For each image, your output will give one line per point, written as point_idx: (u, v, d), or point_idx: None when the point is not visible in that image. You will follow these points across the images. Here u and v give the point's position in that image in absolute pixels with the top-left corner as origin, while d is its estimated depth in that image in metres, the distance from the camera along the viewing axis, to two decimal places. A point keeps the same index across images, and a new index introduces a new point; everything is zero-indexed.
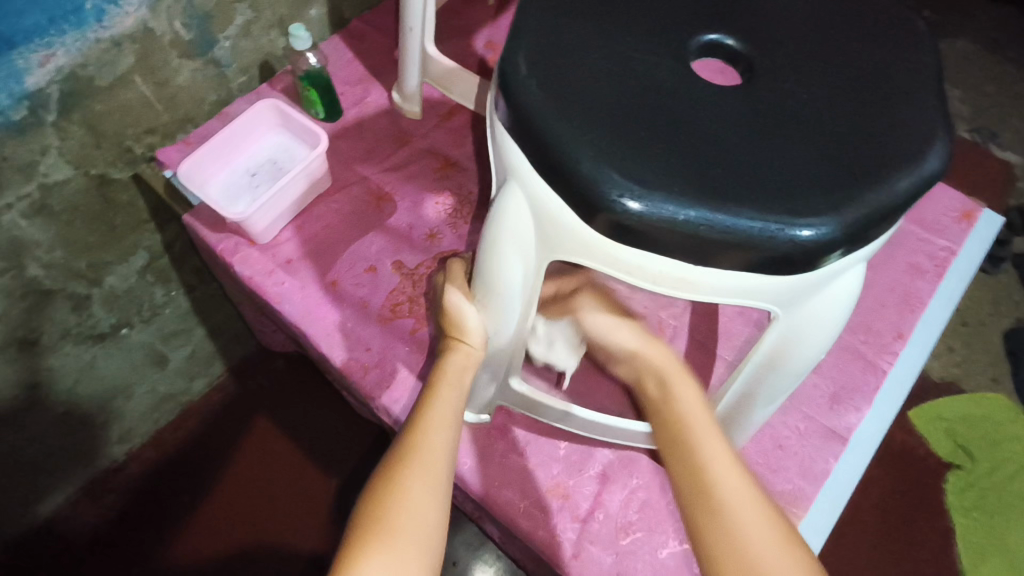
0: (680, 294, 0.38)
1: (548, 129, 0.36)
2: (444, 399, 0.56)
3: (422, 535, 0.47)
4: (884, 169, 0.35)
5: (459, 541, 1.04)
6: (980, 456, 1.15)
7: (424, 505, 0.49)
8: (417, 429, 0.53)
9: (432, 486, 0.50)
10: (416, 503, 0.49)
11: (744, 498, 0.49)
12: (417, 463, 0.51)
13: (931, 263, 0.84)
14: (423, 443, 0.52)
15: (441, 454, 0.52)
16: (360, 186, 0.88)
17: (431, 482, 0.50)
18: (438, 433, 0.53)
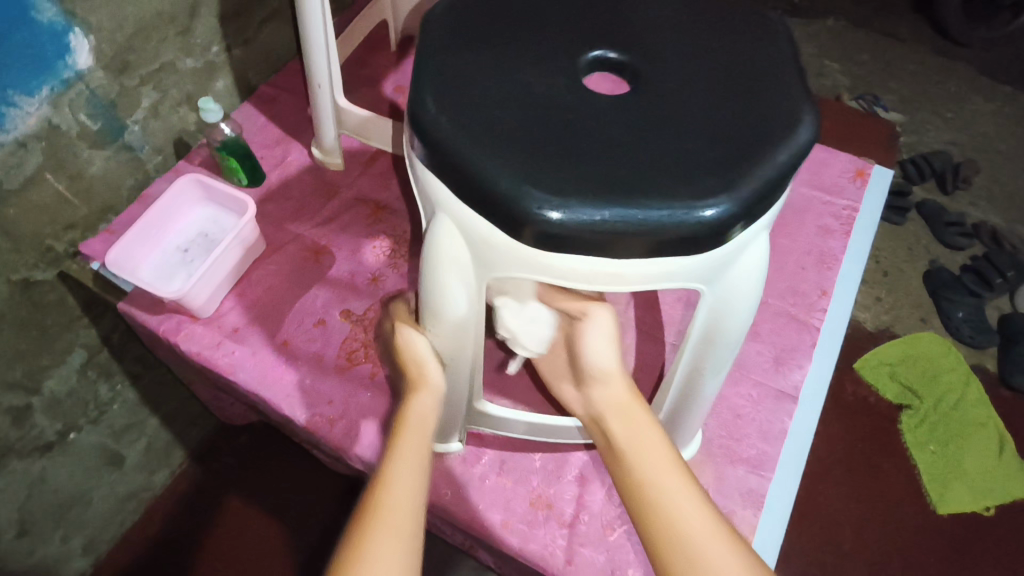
0: (611, 288, 0.41)
1: (465, 160, 0.39)
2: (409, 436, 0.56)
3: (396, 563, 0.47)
4: (764, 146, 0.40)
5: None
6: (924, 392, 1.23)
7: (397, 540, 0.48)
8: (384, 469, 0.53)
9: (404, 519, 0.49)
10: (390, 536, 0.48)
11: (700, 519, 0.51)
12: (387, 498, 0.50)
13: (838, 223, 0.91)
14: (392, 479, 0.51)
15: (411, 488, 0.51)
16: (297, 244, 0.89)
17: (404, 517, 0.49)
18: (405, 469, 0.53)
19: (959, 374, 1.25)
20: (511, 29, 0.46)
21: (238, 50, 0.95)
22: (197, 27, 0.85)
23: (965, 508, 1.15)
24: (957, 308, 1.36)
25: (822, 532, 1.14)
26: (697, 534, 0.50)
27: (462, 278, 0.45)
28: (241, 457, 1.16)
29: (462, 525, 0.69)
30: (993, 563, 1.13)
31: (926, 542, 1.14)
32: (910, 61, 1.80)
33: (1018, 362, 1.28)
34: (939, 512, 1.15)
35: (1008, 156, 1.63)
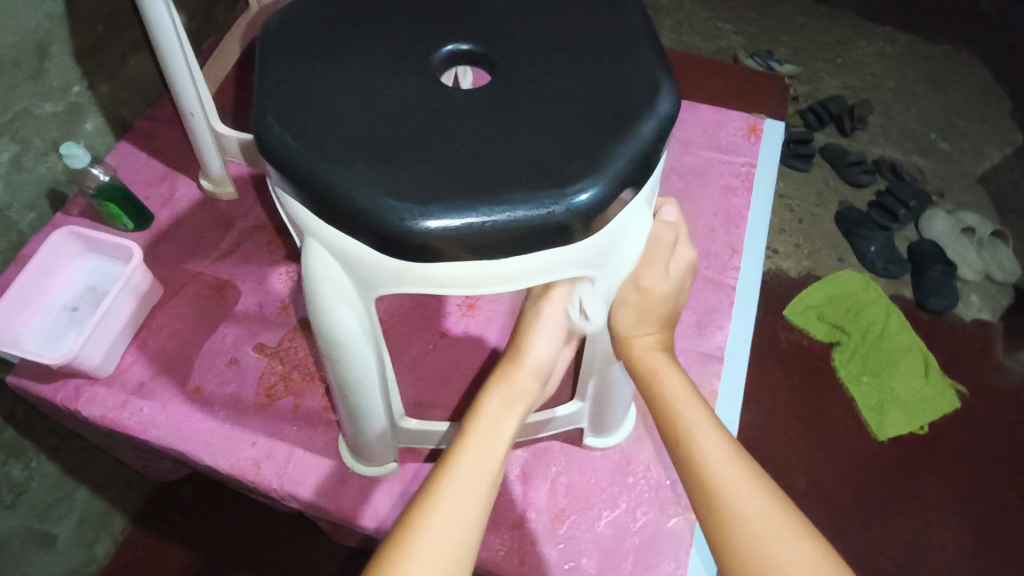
0: (494, 288, 0.40)
1: (320, 179, 0.37)
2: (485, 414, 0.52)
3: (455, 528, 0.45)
4: (626, 121, 0.39)
5: None
6: (851, 328, 1.29)
7: (450, 546, 0.45)
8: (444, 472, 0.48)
9: (457, 533, 0.45)
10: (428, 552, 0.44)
11: (733, 470, 0.47)
12: (441, 505, 0.46)
13: (740, 180, 0.94)
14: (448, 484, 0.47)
15: (471, 498, 0.47)
16: (196, 282, 0.84)
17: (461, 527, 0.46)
18: (466, 479, 0.48)
19: (879, 305, 1.31)
20: (359, 36, 0.44)
21: (104, 86, 0.88)
22: (49, 69, 0.79)
23: (902, 431, 1.21)
24: (869, 243, 1.42)
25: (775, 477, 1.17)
26: (729, 485, 0.46)
27: (347, 301, 0.43)
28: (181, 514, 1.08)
29: None
30: (936, 479, 1.18)
31: (871, 470, 1.19)
32: (797, 13, 1.86)
33: (929, 286, 1.36)
34: (879, 438, 1.21)
35: (896, 93, 1.72)
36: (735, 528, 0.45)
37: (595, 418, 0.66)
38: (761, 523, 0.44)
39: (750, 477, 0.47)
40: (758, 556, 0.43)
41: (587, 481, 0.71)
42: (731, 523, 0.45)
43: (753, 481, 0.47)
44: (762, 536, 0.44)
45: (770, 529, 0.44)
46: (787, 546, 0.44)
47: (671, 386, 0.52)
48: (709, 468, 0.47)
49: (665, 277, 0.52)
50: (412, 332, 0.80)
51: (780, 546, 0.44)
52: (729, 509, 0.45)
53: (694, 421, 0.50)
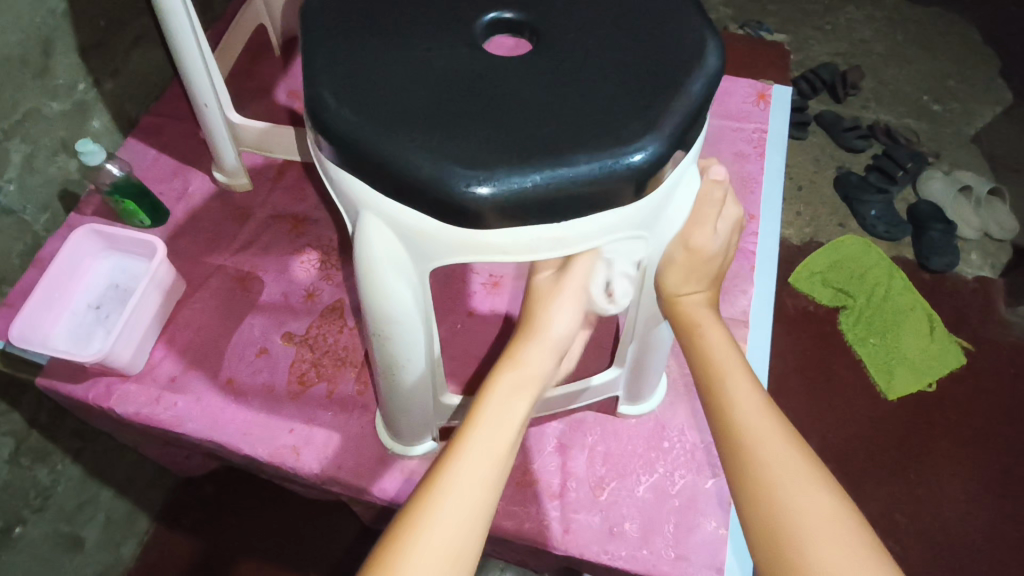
0: (548, 253, 0.40)
1: (378, 151, 0.37)
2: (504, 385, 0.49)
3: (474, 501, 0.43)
4: (677, 79, 0.39)
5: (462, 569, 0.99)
6: (856, 291, 1.30)
7: (467, 520, 0.42)
8: (462, 443, 0.46)
9: (477, 505, 0.43)
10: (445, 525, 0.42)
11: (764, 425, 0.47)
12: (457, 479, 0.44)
13: (751, 147, 0.94)
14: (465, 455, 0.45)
15: (486, 473, 0.44)
16: (218, 275, 0.84)
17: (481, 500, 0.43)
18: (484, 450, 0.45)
19: (883, 266, 1.32)
20: (399, 10, 0.44)
21: (109, 83, 0.87)
22: (56, 66, 0.78)
23: (909, 390, 1.24)
24: (869, 208, 1.43)
25: None
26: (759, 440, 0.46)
27: (402, 275, 0.43)
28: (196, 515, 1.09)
29: None
30: (948, 433, 1.21)
31: (886, 427, 1.21)
32: None
33: (931, 245, 1.38)
34: (890, 398, 1.23)
35: (888, 56, 1.72)
36: (757, 476, 0.45)
37: (631, 385, 0.67)
38: (781, 470, 0.44)
39: (778, 429, 0.47)
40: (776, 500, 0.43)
41: (624, 448, 0.72)
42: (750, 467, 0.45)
43: (778, 432, 0.47)
44: (782, 483, 0.44)
45: (789, 481, 0.44)
46: (807, 497, 0.43)
47: (714, 345, 0.52)
48: (738, 418, 0.47)
49: (713, 237, 0.52)
50: (439, 313, 0.81)
51: (800, 495, 0.43)
52: (751, 456, 0.46)
53: (730, 373, 0.50)
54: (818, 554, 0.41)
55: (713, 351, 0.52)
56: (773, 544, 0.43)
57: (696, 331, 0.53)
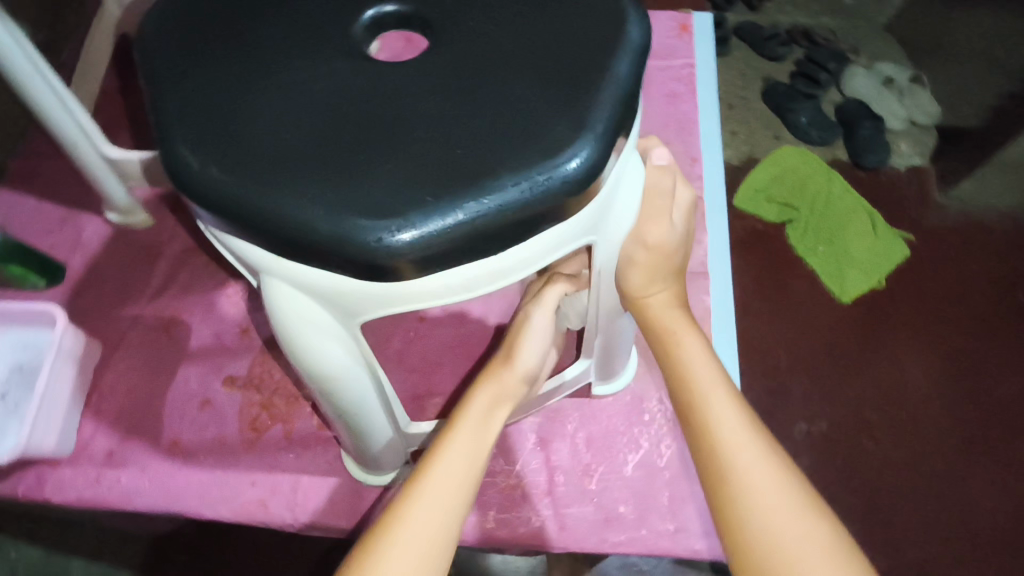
0: (491, 288, 0.35)
1: (266, 211, 0.31)
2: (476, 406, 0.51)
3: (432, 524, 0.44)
4: (600, 60, 0.34)
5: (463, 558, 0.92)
6: (800, 203, 1.27)
7: (426, 542, 0.43)
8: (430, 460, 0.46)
9: (434, 527, 0.43)
10: (413, 547, 0.42)
11: (746, 439, 0.44)
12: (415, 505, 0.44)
13: (683, 84, 0.90)
14: (438, 476, 0.46)
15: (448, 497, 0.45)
16: (138, 328, 0.76)
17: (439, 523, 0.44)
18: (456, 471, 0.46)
19: (823, 172, 1.29)
20: (261, 25, 0.37)
21: None
22: None
23: (863, 290, 1.22)
24: (800, 115, 1.38)
25: (761, 363, 1.17)
26: (740, 457, 0.43)
27: (330, 337, 0.39)
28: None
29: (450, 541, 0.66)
30: None
31: None
32: None
33: (862, 145, 1.34)
34: (845, 301, 1.21)
35: None
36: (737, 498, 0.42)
37: (602, 368, 0.64)
38: (770, 496, 0.42)
39: (762, 449, 0.44)
40: (766, 531, 0.41)
41: (606, 430, 0.70)
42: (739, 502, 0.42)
43: (767, 456, 0.43)
44: (776, 514, 0.41)
45: (775, 510, 0.41)
46: (800, 526, 0.41)
47: (685, 350, 0.49)
48: (726, 446, 0.44)
49: (672, 229, 0.45)
50: (389, 324, 0.75)
51: (793, 527, 0.41)
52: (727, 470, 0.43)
53: (707, 384, 0.47)
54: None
55: (685, 358, 0.49)
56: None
57: (663, 337, 0.50)
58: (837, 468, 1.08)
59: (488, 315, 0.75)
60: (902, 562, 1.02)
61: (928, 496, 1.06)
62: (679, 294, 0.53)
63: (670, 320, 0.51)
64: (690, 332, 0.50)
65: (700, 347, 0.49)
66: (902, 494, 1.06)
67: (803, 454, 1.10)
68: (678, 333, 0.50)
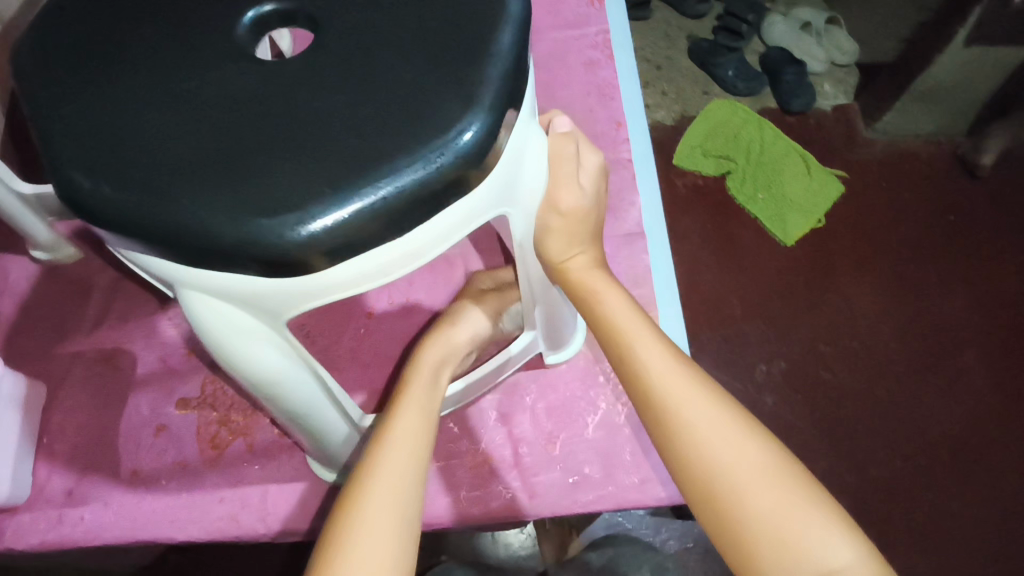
0: (409, 269, 0.36)
1: (167, 222, 0.31)
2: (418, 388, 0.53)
3: (398, 485, 0.44)
4: (483, 35, 0.35)
5: (455, 543, 0.93)
6: (735, 154, 1.29)
7: (395, 500, 0.44)
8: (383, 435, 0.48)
9: (399, 487, 0.44)
10: (376, 514, 0.43)
11: (672, 377, 0.47)
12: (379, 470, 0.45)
13: (600, 51, 0.91)
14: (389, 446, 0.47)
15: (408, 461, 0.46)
16: (80, 363, 0.74)
17: (404, 482, 0.45)
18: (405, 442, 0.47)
19: (754, 123, 1.31)
20: (142, 37, 0.36)
21: None
22: None
23: (804, 230, 1.24)
24: (726, 68, 1.36)
25: (715, 314, 1.19)
26: (671, 393, 0.46)
27: (261, 339, 0.39)
28: None
29: (426, 527, 0.67)
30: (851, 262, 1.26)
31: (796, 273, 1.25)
32: None
33: (788, 89, 1.34)
34: (788, 243, 1.23)
35: None
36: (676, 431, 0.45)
37: (550, 337, 0.66)
38: (707, 431, 0.44)
39: (692, 388, 0.46)
40: (705, 462, 0.44)
41: (564, 396, 0.71)
42: (677, 443, 0.45)
43: (694, 387, 0.46)
44: (711, 443, 0.44)
45: (712, 433, 0.44)
46: (734, 453, 0.43)
47: (606, 306, 0.51)
48: (654, 387, 0.46)
49: (582, 194, 0.45)
50: (338, 324, 0.75)
51: (726, 449, 0.44)
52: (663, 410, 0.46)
53: (635, 336, 0.49)
54: (755, 509, 0.42)
55: (610, 317, 0.50)
56: (719, 515, 0.43)
57: (586, 298, 0.52)
58: (798, 403, 1.12)
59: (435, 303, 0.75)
60: (868, 480, 1.06)
61: (886, 418, 1.11)
62: (598, 256, 0.55)
63: (592, 281, 0.52)
64: (613, 292, 0.52)
65: (621, 304, 0.51)
66: (862, 418, 1.10)
67: (766, 395, 1.12)
68: (601, 294, 0.51)
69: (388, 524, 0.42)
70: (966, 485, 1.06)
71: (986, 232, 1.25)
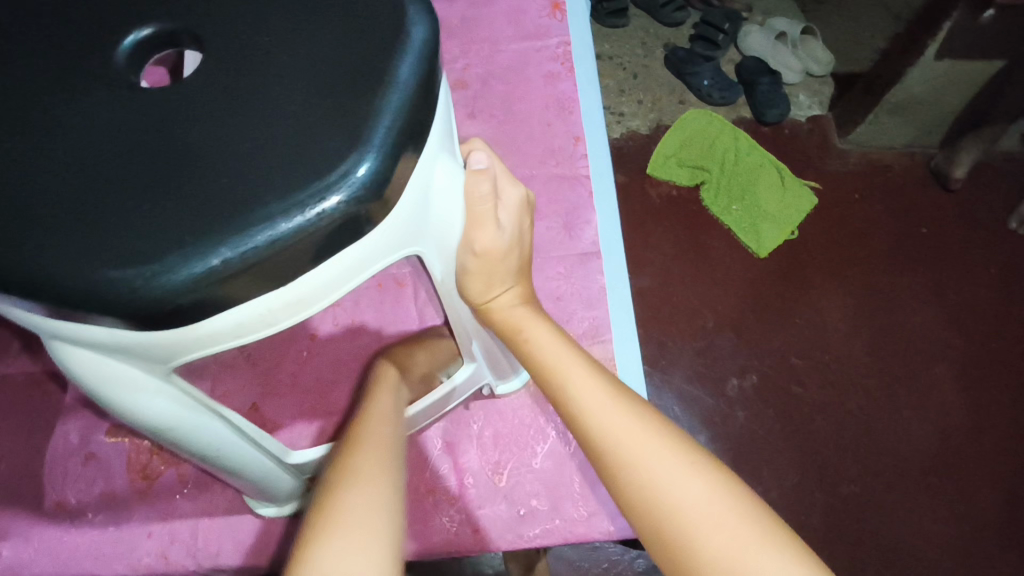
0: (303, 314, 0.34)
1: (22, 273, 0.29)
2: (379, 414, 0.51)
3: (372, 500, 0.41)
4: (378, 66, 0.32)
5: None
6: (710, 163, 1.24)
7: (369, 513, 0.40)
8: (353, 452, 0.45)
9: (375, 502, 0.41)
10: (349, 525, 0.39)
11: (616, 414, 0.43)
12: (351, 484, 0.42)
13: (559, 63, 0.89)
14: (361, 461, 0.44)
15: (381, 475, 0.43)
16: (7, 387, 0.71)
17: (379, 498, 0.41)
18: (368, 488, 0.42)
19: (729, 131, 1.25)
20: (24, 66, 0.34)
21: None
22: None
23: (778, 241, 1.20)
24: (701, 78, 1.30)
25: (685, 328, 1.15)
26: (616, 431, 0.42)
27: (146, 389, 0.37)
28: None
29: None
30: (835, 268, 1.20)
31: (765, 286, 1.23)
32: None
33: (763, 99, 1.28)
34: (761, 256, 1.19)
35: None
36: (623, 473, 0.41)
37: (495, 366, 0.63)
38: (665, 474, 0.40)
39: (637, 422, 0.43)
40: (657, 500, 0.39)
41: (512, 425, 0.69)
42: (633, 490, 0.40)
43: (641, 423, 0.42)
44: (661, 479, 0.40)
45: (663, 469, 0.40)
46: (685, 484, 0.39)
47: (538, 342, 0.48)
48: (597, 426, 0.43)
49: (500, 232, 0.43)
50: (280, 347, 0.72)
51: (679, 485, 0.39)
52: (608, 447, 0.42)
53: (568, 376, 0.46)
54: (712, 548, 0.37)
55: (540, 355, 0.48)
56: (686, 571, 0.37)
57: (513, 341, 0.49)
58: (769, 419, 1.08)
59: (381, 325, 0.73)
60: (837, 497, 1.03)
61: (859, 436, 1.07)
62: (526, 291, 0.53)
63: (519, 320, 0.50)
64: (543, 328, 0.50)
65: (554, 340, 0.49)
66: (835, 434, 1.07)
67: (736, 411, 1.09)
68: (530, 331, 0.49)
69: (362, 538, 0.38)
70: (941, 506, 1.02)
71: (961, 244, 1.20)
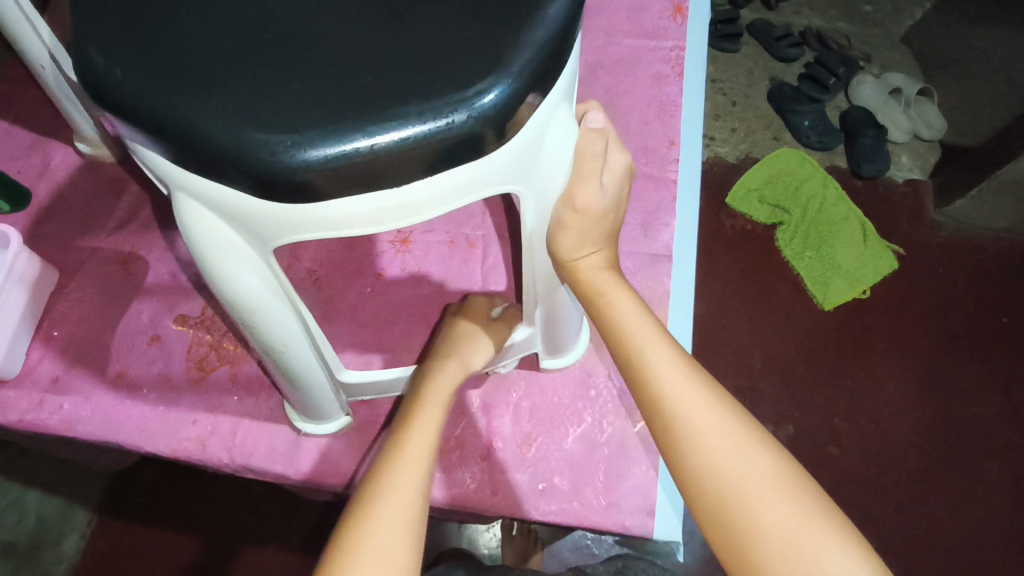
0: (405, 221, 0.36)
1: (172, 117, 0.32)
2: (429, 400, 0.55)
3: (404, 500, 0.46)
4: (529, 3, 0.34)
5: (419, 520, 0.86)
6: (790, 206, 1.20)
7: (403, 511, 0.45)
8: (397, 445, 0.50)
9: (409, 501, 0.46)
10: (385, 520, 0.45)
11: (690, 390, 0.45)
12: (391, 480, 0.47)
13: (670, 66, 0.88)
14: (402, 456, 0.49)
15: (416, 474, 0.48)
16: (95, 259, 0.76)
17: (410, 496, 0.46)
18: (403, 485, 0.47)
19: (817, 179, 1.21)
20: None
21: None
22: None
23: (845, 297, 1.15)
24: (803, 118, 1.27)
25: (732, 361, 1.12)
26: (687, 409, 0.44)
27: (246, 261, 0.39)
28: (103, 516, 0.89)
29: None
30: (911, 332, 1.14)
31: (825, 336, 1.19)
32: None
33: (860, 153, 1.24)
34: (825, 307, 1.15)
35: None
36: (686, 454, 0.43)
37: (550, 340, 0.64)
38: (724, 450, 0.42)
39: (711, 401, 0.44)
40: (723, 481, 0.42)
41: (550, 402, 0.69)
42: (699, 475, 0.43)
43: (713, 402, 0.44)
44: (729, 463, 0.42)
45: (730, 452, 0.42)
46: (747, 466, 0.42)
47: (619, 307, 0.50)
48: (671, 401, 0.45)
49: (602, 193, 0.45)
50: (346, 278, 0.75)
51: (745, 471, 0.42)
52: (676, 421, 0.44)
53: (644, 348, 0.47)
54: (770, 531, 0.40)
55: (619, 321, 0.49)
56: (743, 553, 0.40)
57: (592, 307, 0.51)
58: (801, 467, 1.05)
59: (445, 279, 0.74)
60: None
61: (892, 508, 1.02)
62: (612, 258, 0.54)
63: (605, 280, 0.51)
64: (623, 299, 0.51)
65: (636, 311, 0.50)
66: (871, 499, 1.03)
67: None
68: (612, 297, 0.51)
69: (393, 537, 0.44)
70: None
71: None
